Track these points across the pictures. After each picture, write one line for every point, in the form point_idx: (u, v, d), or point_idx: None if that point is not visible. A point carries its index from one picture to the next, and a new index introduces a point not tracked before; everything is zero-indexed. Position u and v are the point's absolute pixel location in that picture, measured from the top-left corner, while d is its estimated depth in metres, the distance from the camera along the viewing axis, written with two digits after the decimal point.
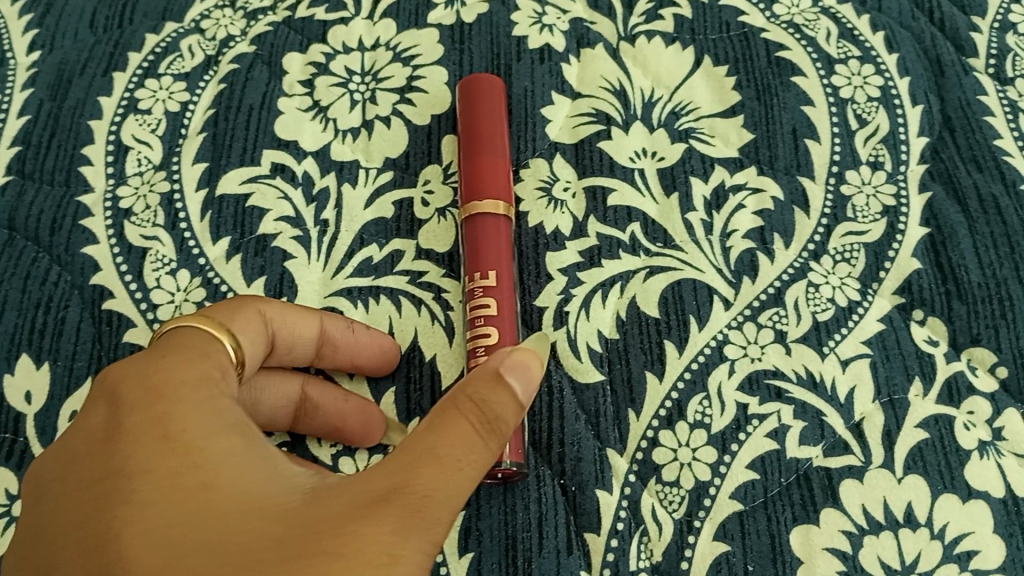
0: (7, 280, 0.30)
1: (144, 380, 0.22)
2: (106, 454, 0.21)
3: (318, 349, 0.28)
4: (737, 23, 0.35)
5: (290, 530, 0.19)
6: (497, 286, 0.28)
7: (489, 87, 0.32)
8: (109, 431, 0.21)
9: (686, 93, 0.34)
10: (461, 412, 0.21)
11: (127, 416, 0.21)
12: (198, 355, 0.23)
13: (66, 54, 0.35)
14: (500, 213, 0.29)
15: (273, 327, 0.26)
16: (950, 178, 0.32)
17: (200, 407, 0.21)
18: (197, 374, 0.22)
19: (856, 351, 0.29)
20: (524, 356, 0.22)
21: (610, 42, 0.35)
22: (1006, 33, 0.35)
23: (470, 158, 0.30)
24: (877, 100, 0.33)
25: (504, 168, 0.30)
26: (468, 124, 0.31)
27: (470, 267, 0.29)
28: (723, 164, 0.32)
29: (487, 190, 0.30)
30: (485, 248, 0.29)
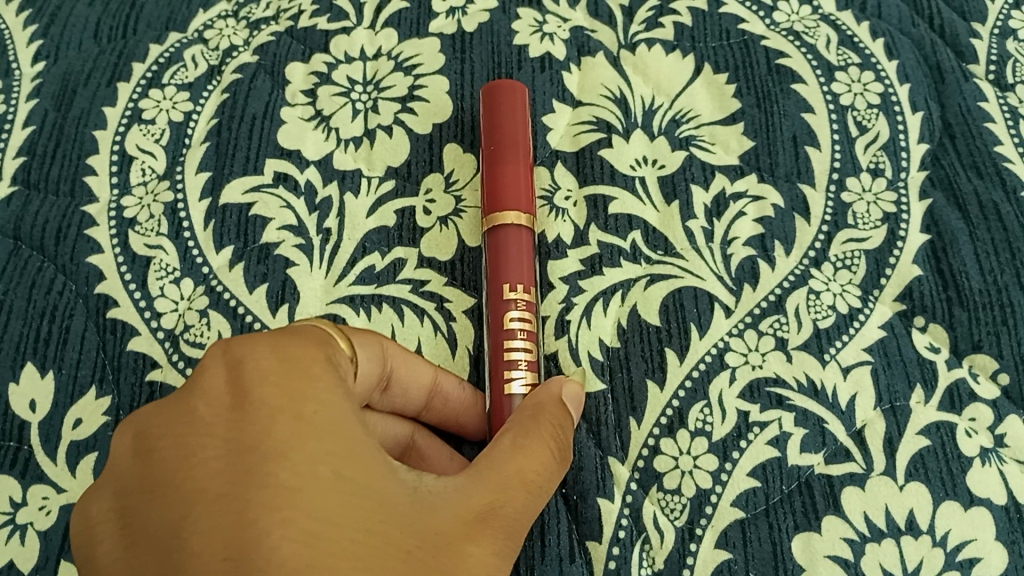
0: (12, 290, 0.30)
1: (275, 358, 0.22)
2: (240, 427, 0.20)
3: (428, 400, 0.28)
4: (737, 31, 0.35)
5: (410, 536, 0.20)
6: (522, 297, 0.28)
7: (515, 95, 0.32)
8: (242, 403, 0.21)
9: (687, 101, 0.34)
10: (547, 439, 0.24)
11: (264, 390, 0.21)
12: (327, 350, 0.23)
13: (70, 64, 0.35)
14: (524, 224, 0.30)
15: (390, 367, 0.27)
16: (950, 185, 0.32)
17: (331, 397, 0.22)
18: (315, 357, 0.22)
19: (857, 358, 0.29)
20: (576, 390, 0.27)
21: (611, 50, 0.35)
22: (1006, 39, 0.35)
23: (493, 167, 0.30)
24: (877, 107, 0.33)
25: (527, 178, 0.30)
26: (493, 133, 0.31)
27: (494, 276, 0.29)
28: (724, 171, 0.32)
29: (509, 200, 0.30)
30: (507, 257, 0.29)
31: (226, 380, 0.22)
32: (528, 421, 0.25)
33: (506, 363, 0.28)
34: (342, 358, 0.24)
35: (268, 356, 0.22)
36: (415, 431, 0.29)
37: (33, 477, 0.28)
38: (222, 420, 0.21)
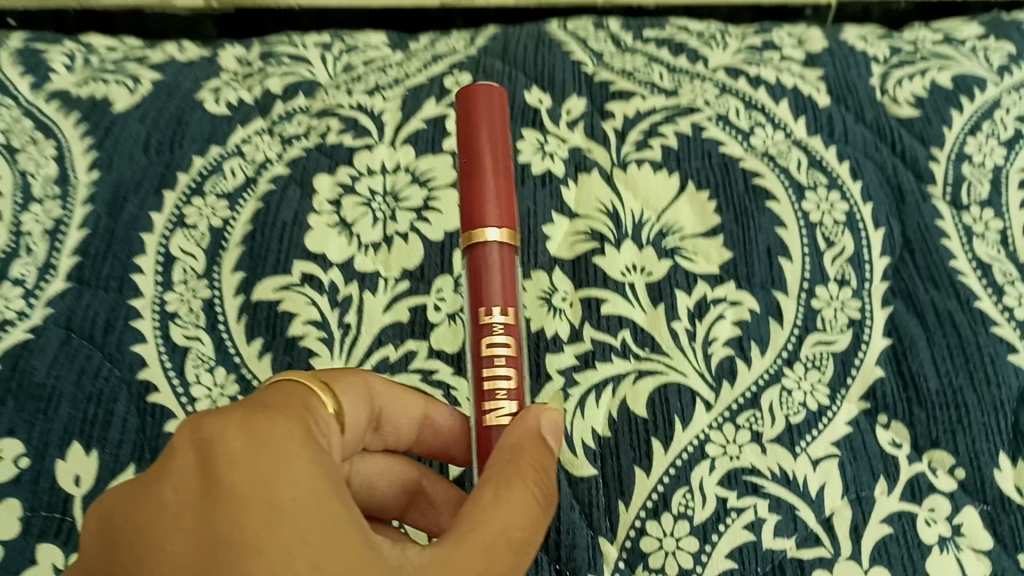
0: (63, 375, 0.34)
1: (243, 435, 0.23)
2: (213, 514, 0.22)
3: (421, 431, 0.32)
4: (718, 154, 0.40)
5: None
6: (502, 320, 0.29)
7: (480, 117, 0.31)
8: (212, 491, 0.22)
9: (672, 215, 0.38)
10: (526, 488, 0.26)
11: (234, 474, 0.22)
12: (298, 418, 0.25)
13: (122, 174, 0.39)
14: (502, 242, 0.29)
15: (380, 405, 0.30)
16: (910, 294, 0.35)
17: (304, 471, 0.23)
18: (284, 432, 0.24)
19: (826, 451, 0.32)
20: (553, 416, 0.28)
21: (605, 168, 0.39)
22: (961, 163, 0.40)
23: (471, 187, 0.30)
24: (843, 224, 0.37)
25: (507, 191, 0.30)
26: (470, 148, 0.30)
27: (474, 297, 0.29)
28: (705, 279, 0.36)
29: (490, 219, 0.29)
30: (483, 288, 0.29)
31: (194, 463, 0.23)
32: (507, 468, 0.26)
33: (490, 388, 0.28)
34: (316, 415, 0.26)
35: (238, 435, 0.23)
36: (422, 475, 0.33)
37: (74, 547, 0.31)
38: (193, 507, 0.22)
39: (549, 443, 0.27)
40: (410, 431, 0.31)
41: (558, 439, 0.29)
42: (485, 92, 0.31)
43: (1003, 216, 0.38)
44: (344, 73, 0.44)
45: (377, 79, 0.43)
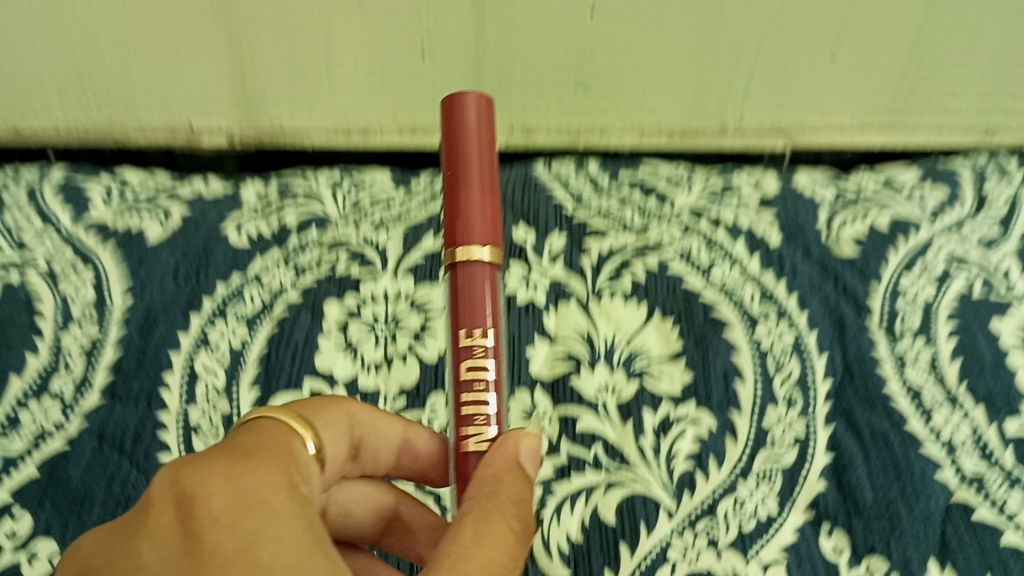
0: (95, 483, 0.38)
1: (228, 491, 0.25)
2: (200, 565, 0.23)
3: (400, 456, 0.35)
4: (681, 288, 0.45)
5: None
6: (486, 344, 0.31)
7: (464, 134, 0.32)
8: (200, 542, 0.24)
9: (640, 342, 0.43)
10: (507, 523, 0.28)
11: (223, 526, 0.24)
12: (279, 471, 0.27)
13: (153, 299, 0.44)
14: (490, 262, 0.31)
15: (360, 431, 0.33)
16: (850, 415, 0.40)
17: (290, 525, 0.25)
18: (263, 487, 0.26)
19: (775, 555, 0.36)
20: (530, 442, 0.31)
21: (582, 298, 0.45)
22: (896, 299, 0.45)
23: (458, 201, 0.31)
24: (791, 350, 0.42)
25: (492, 205, 0.32)
26: (459, 158, 0.32)
27: (460, 312, 0.31)
28: (668, 398, 0.41)
29: (476, 236, 0.31)
30: (469, 304, 0.31)
31: (175, 517, 0.25)
32: (490, 501, 0.29)
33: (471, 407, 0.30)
34: (300, 459, 0.29)
35: (224, 487, 0.25)
36: (399, 503, 0.37)
37: None
38: (179, 560, 0.24)
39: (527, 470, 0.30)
40: (387, 458, 0.35)
41: (535, 469, 0.31)
42: (473, 99, 0.32)
43: (932, 342, 0.43)
44: (352, 211, 0.49)
45: (381, 215, 0.49)
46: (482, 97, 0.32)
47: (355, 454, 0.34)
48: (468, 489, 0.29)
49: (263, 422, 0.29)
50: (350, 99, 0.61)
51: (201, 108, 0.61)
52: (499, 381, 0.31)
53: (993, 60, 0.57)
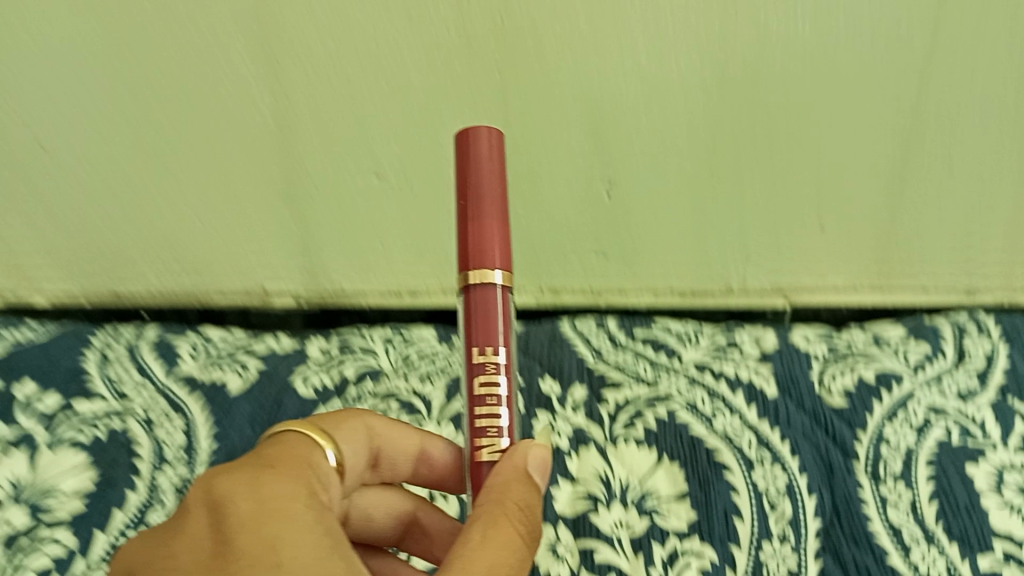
0: None
1: (244, 494, 0.31)
2: (224, 553, 0.29)
3: (418, 463, 0.44)
4: (689, 433, 0.51)
5: None
6: (498, 360, 0.35)
7: (480, 167, 0.36)
8: (227, 537, 0.29)
9: (651, 482, 0.49)
10: (511, 528, 0.33)
11: (246, 526, 0.30)
12: (291, 477, 0.33)
13: (233, 443, 0.53)
14: (502, 286, 0.36)
15: (379, 440, 0.43)
16: (837, 550, 0.46)
17: (306, 524, 0.30)
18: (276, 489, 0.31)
19: None
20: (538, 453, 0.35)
21: (600, 443, 0.51)
22: (880, 444, 0.51)
23: (476, 226, 0.36)
24: (784, 492, 0.48)
25: (504, 231, 0.36)
26: (474, 191, 0.36)
27: (477, 329, 0.35)
28: (676, 533, 0.47)
29: (492, 261, 0.35)
30: (484, 324, 0.35)
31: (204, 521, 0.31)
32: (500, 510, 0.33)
33: (490, 415, 0.35)
34: (316, 465, 0.35)
35: (246, 492, 0.31)
36: (416, 511, 0.47)
37: None
38: (208, 551, 0.29)
39: (533, 479, 0.35)
40: (403, 464, 0.44)
41: (544, 481, 0.36)
42: (485, 137, 0.37)
43: (912, 486, 0.49)
44: (403, 363, 0.58)
45: (427, 367, 0.57)
46: (492, 134, 0.37)
47: (376, 462, 0.43)
48: (481, 496, 0.34)
49: (292, 436, 0.36)
50: (402, 266, 0.71)
51: (274, 274, 0.71)
52: (508, 390, 0.36)
53: (957, 239, 0.66)
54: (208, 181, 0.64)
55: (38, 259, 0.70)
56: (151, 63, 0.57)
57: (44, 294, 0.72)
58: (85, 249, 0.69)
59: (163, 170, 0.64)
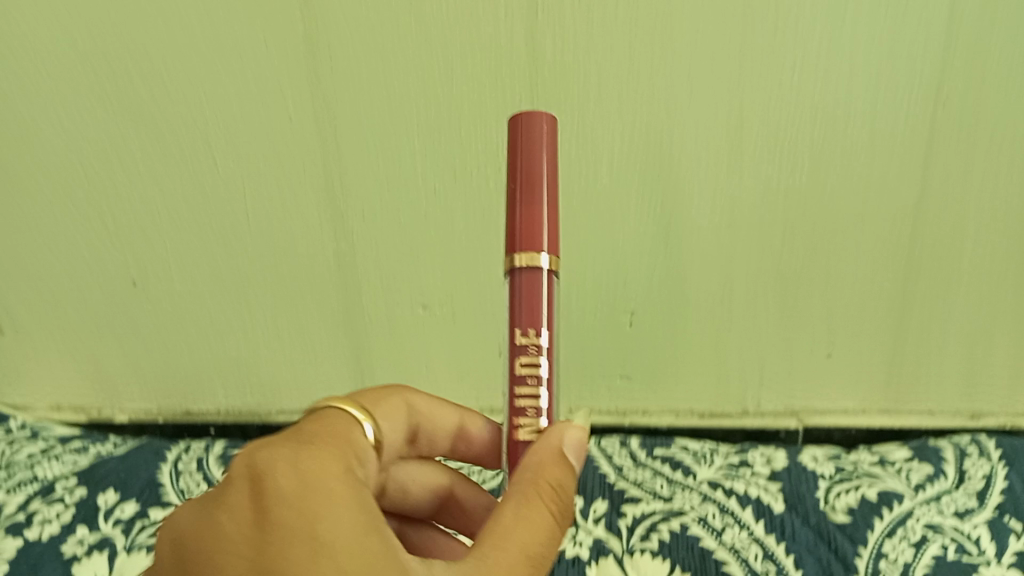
0: None
1: (287, 471, 0.30)
2: (263, 528, 0.29)
3: (455, 436, 0.47)
4: (698, 545, 0.56)
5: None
6: (541, 345, 0.37)
7: (534, 148, 0.39)
8: (266, 511, 0.29)
9: None
10: (544, 505, 0.34)
11: (286, 501, 0.29)
12: (330, 454, 0.33)
13: None
14: (549, 269, 0.38)
15: (417, 417, 0.45)
16: None
17: (344, 496, 0.30)
18: (314, 466, 0.31)
19: None
20: (570, 435, 0.36)
21: (617, 553, 0.56)
22: (879, 559, 0.55)
23: (529, 211, 0.38)
24: None
25: (552, 213, 0.38)
26: (525, 172, 0.38)
27: (524, 313, 0.37)
28: None
29: (539, 245, 0.37)
30: (528, 307, 0.37)
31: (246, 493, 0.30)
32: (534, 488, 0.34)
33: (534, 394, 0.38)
34: (358, 442, 0.36)
35: (290, 469, 0.30)
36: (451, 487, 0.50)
37: None
38: (248, 522, 0.29)
39: (567, 457, 0.36)
40: (442, 445, 0.47)
41: (580, 463, 0.37)
42: (540, 122, 0.39)
43: None
44: None
45: None
46: (545, 117, 0.39)
47: (414, 438, 0.46)
48: (516, 475, 0.35)
49: (330, 414, 0.37)
50: (440, 390, 0.77)
51: (326, 397, 0.78)
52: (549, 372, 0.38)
53: (964, 367, 0.72)
54: (278, 316, 0.73)
55: (125, 382, 0.80)
56: (247, 223, 0.68)
57: (128, 409, 0.81)
58: (166, 374, 0.78)
59: (240, 306, 0.73)
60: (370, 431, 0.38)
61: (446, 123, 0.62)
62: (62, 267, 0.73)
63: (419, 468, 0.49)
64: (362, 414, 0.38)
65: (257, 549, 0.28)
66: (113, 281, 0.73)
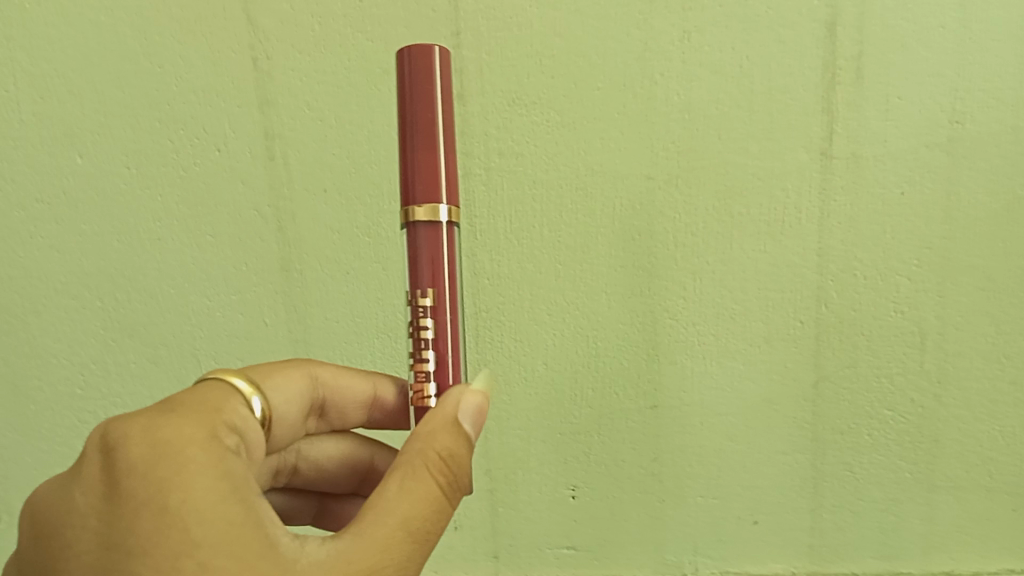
0: None
1: (143, 436, 0.37)
2: (115, 496, 0.35)
3: (371, 401, 0.57)
4: None
5: (273, 558, 0.36)
6: (441, 300, 0.47)
7: (428, 90, 0.46)
8: (116, 483, 0.35)
9: None
10: (419, 486, 0.41)
11: (135, 471, 0.35)
12: (203, 425, 0.39)
13: None
14: (449, 224, 0.47)
15: (322, 391, 0.56)
16: None
17: (206, 464, 0.36)
18: (174, 432, 0.37)
19: None
20: (470, 415, 0.45)
21: None
22: None
23: (427, 157, 0.46)
24: None
25: (452, 162, 0.47)
26: (424, 122, 0.46)
27: (427, 259, 0.46)
28: None
29: (442, 200, 0.46)
30: (433, 264, 0.46)
31: (104, 462, 0.36)
32: (414, 470, 0.41)
33: (438, 328, 0.47)
34: (232, 410, 0.42)
35: (143, 438, 0.37)
36: (372, 455, 0.62)
37: None
38: (99, 494, 0.35)
39: (461, 431, 0.44)
40: (356, 413, 0.57)
41: (473, 431, 0.44)
42: (434, 66, 0.46)
43: None
44: None
45: None
46: (437, 59, 0.46)
47: (326, 410, 0.57)
48: (411, 447, 0.43)
49: (218, 383, 0.45)
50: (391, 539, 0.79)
51: None
52: (451, 320, 0.48)
53: (883, 534, 0.76)
54: None
55: None
56: None
57: None
58: None
59: None
60: (257, 404, 0.46)
61: (399, 325, 0.71)
62: (50, 467, 0.76)
63: (336, 445, 0.61)
64: (248, 386, 0.47)
65: (105, 519, 0.34)
66: None
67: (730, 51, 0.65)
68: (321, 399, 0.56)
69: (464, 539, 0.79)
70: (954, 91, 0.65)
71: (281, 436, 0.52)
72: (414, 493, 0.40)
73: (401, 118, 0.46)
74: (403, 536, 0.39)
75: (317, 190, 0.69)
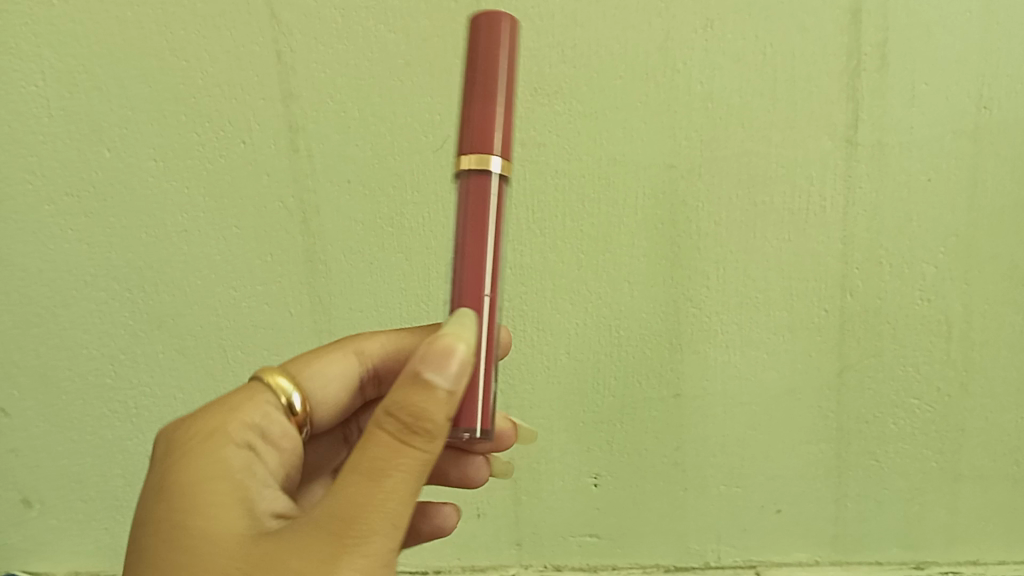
0: None
1: (175, 465, 0.44)
2: (144, 512, 0.42)
3: None
4: None
5: (257, 555, 0.38)
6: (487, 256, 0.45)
7: (495, 49, 0.45)
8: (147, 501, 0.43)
9: None
10: (383, 453, 0.39)
11: (158, 494, 0.43)
12: (221, 454, 0.45)
13: None
14: (501, 176, 0.45)
15: (370, 362, 0.58)
16: None
17: (216, 489, 0.43)
18: (195, 463, 0.44)
19: None
20: (439, 357, 0.40)
21: None
22: None
23: (483, 110, 0.44)
24: None
25: (508, 119, 0.45)
26: (485, 80, 0.45)
27: (471, 212, 0.45)
28: None
29: (496, 152, 0.44)
30: (483, 217, 0.44)
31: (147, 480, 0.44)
32: (380, 434, 0.39)
33: (480, 287, 0.45)
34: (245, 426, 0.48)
35: (174, 466, 0.44)
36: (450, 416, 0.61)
37: None
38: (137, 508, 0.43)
39: (428, 380, 0.39)
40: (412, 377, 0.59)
41: (448, 374, 0.40)
42: (502, 24, 0.45)
43: None
44: None
45: None
46: (511, 24, 0.46)
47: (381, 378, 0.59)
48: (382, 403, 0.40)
49: (256, 387, 0.52)
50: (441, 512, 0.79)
51: None
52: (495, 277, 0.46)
53: (906, 523, 0.75)
54: None
55: None
56: None
57: None
58: None
59: None
60: (297, 400, 0.53)
61: (423, 315, 0.72)
62: (82, 455, 0.78)
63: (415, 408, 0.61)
64: (289, 383, 0.53)
65: (138, 531, 0.42)
66: (132, 462, 0.78)
67: (753, 39, 0.65)
68: (373, 373, 0.59)
69: (489, 527, 0.80)
70: (981, 77, 0.65)
71: (329, 418, 0.57)
72: (379, 462, 0.38)
73: (465, 73, 0.45)
74: (368, 510, 0.38)
75: (341, 183, 0.69)
